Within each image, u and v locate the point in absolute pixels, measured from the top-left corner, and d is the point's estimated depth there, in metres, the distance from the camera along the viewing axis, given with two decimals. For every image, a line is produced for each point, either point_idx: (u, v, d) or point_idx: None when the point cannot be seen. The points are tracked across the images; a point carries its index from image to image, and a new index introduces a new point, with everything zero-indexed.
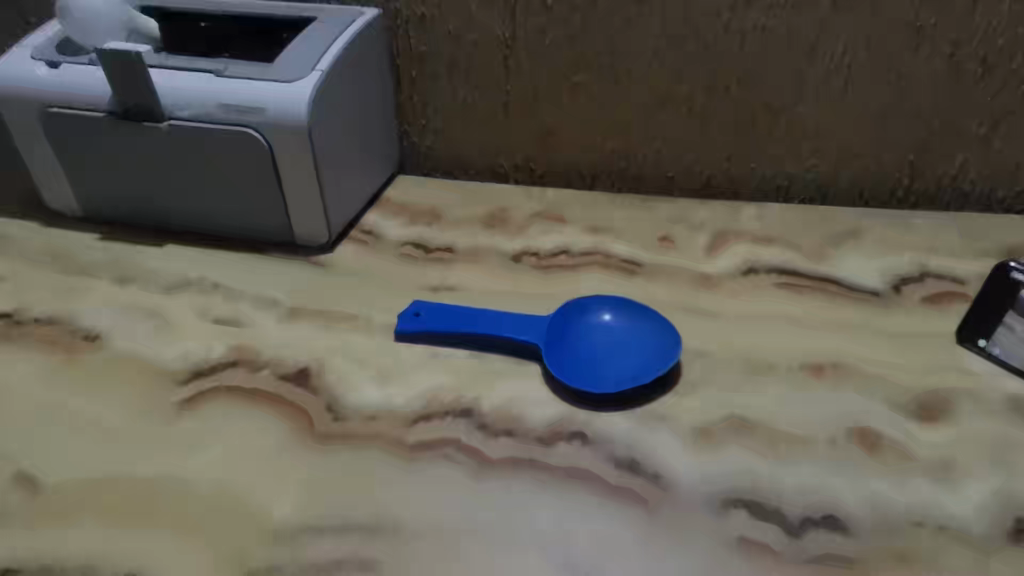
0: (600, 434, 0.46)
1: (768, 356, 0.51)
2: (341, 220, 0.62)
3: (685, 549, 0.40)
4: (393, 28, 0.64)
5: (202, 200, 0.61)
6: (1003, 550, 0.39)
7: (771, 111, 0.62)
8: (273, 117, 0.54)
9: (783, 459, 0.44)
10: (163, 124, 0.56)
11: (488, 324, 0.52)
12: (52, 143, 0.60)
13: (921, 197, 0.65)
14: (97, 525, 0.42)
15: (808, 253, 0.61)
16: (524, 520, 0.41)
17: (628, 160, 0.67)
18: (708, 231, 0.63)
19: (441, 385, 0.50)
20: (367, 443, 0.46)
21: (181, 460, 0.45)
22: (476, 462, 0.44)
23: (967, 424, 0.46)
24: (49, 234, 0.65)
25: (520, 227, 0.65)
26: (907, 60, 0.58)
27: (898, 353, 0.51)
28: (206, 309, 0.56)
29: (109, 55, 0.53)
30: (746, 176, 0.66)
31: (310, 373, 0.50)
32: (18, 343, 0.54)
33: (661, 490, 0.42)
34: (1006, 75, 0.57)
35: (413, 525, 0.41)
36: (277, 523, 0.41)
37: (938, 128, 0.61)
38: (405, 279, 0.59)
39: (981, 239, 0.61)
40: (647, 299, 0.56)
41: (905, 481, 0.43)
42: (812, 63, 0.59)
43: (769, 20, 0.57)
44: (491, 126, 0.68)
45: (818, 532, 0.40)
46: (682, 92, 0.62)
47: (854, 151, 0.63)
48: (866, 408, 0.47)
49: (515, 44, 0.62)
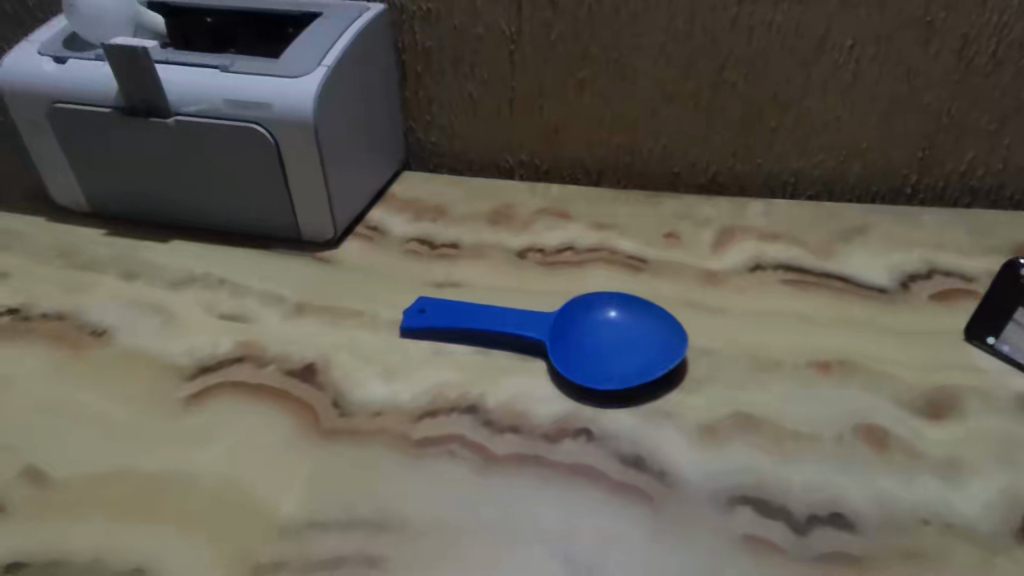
0: (606, 430, 0.46)
1: (774, 353, 0.51)
2: (346, 216, 0.62)
3: (690, 546, 0.39)
4: (399, 23, 0.63)
5: (207, 196, 0.61)
6: (1010, 548, 0.39)
7: (778, 106, 0.62)
8: (279, 113, 0.54)
9: (788, 457, 0.44)
10: (169, 120, 0.56)
11: (494, 321, 0.52)
12: (58, 138, 0.60)
13: (928, 193, 0.64)
14: (104, 519, 0.42)
15: (814, 250, 0.60)
16: (527, 518, 0.41)
17: (634, 156, 0.67)
18: (714, 227, 0.63)
19: (447, 381, 0.50)
20: (372, 439, 0.46)
21: (187, 454, 0.45)
22: (481, 458, 0.44)
23: (974, 421, 0.46)
24: (56, 230, 0.65)
25: (526, 223, 0.65)
26: (916, 56, 0.57)
27: (905, 350, 0.51)
28: (212, 304, 0.56)
29: (115, 49, 0.53)
30: (753, 172, 0.66)
31: (315, 369, 0.51)
32: (25, 338, 0.54)
33: (666, 487, 0.42)
34: (1015, 70, 0.57)
35: (418, 521, 0.41)
36: (283, 519, 0.41)
37: (947, 124, 0.60)
38: (410, 275, 0.59)
39: (989, 236, 0.61)
40: (653, 296, 0.56)
41: (911, 479, 0.42)
42: (820, 58, 0.59)
43: (777, 15, 0.57)
44: (497, 122, 0.68)
45: (824, 529, 0.40)
46: (688, 88, 0.62)
47: (861, 147, 0.63)
48: (872, 405, 0.47)
49: (520, 39, 0.62)
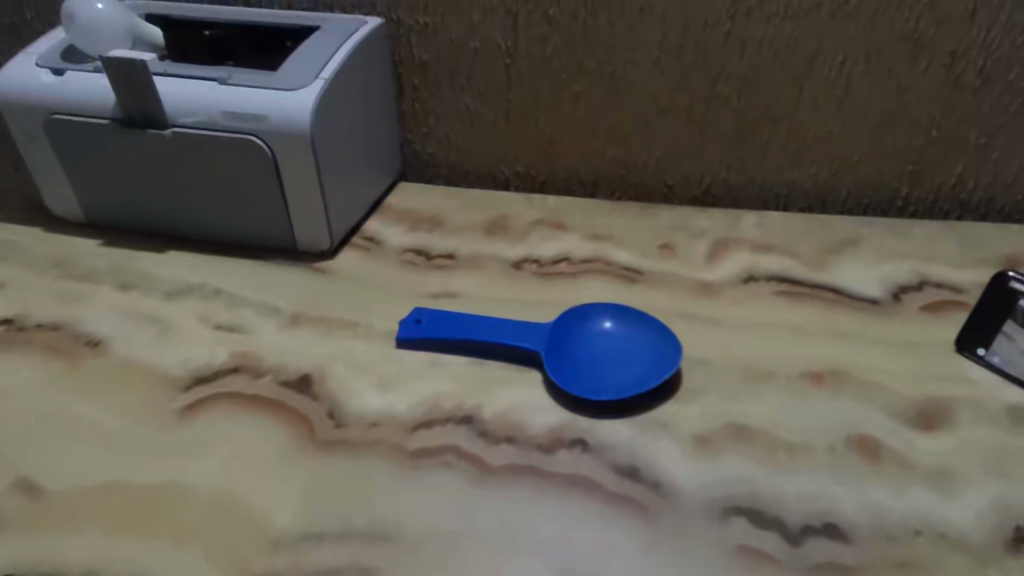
0: (601, 441, 0.46)
1: (767, 365, 0.51)
2: (343, 227, 0.62)
3: (685, 556, 0.40)
4: (396, 36, 0.64)
5: (204, 208, 0.61)
6: (1001, 558, 0.39)
7: (770, 120, 0.62)
8: (276, 125, 0.54)
9: (782, 467, 0.44)
10: (168, 131, 0.57)
11: (489, 332, 0.53)
12: (56, 149, 0.61)
13: (919, 206, 0.65)
14: (99, 532, 0.42)
15: (806, 261, 0.61)
16: (524, 527, 0.41)
17: (629, 168, 0.67)
18: (708, 239, 0.64)
19: (442, 391, 0.50)
20: (367, 451, 0.46)
21: (183, 466, 0.45)
22: (476, 469, 0.44)
23: (965, 432, 0.46)
24: (52, 240, 0.65)
25: (522, 234, 0.65)
26: (905, 71, 0.58)
27: (896, 360, 0.51)
28: (208, 315, 0.57)
29: (114, 62, 0.54)
30: (746, 184, 0.66)
31: (311, 379, 0.51)
32: (19, 349, 0.54)
33: (660, 498, 0.43)
34: (1003, 85, 0.58)
35: (414, 533, 0.41)
36: (277, 530, 0.41)
37: (937, 138, 0.61)
38: (406, 286, 0.60)
39: (979, 248, 0.61)
40: (647, 307, 0.57)
41: (903, 490, 0.43)
42: (811, 73, 0.59)
43: (769, 30, 0.58)
44: (492, 134, 0.68)
45: (819, 540, 0.40)
46: (682, 101, 0.63)
47: (853, 160, 0.63)
48: (864, 416, 0.47)
49: (516, 53, 0.63)
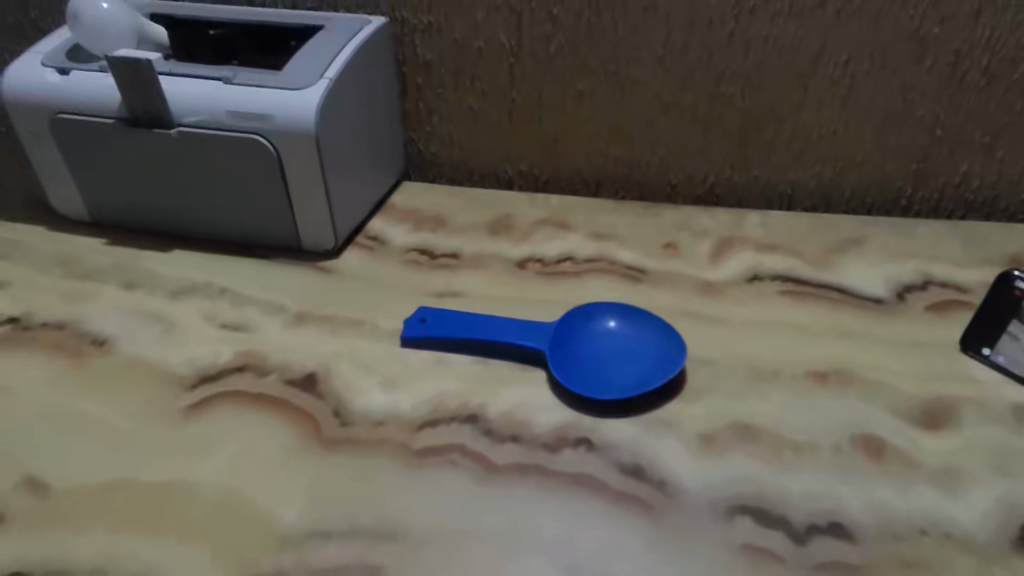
0: (606, 440, 0.46)
1: (771, 364, 0.51)
2: (347, 227, 0.62)
3: (689, 556, 0.40)
4: (400, 36, 0.64)
5: (209, 207, 0.61)
6: (1006, 557, 0.39)
7: (774, 119, 0.62)
8: (281, 124, 0.54)
9: (786, 466, 0.44)
10: (173, 130, 0.57)
11: (494, 331, 0.53)
12: (61, 148, 0.61)
13: (923, 205, 0.65)
14: (106, 530, 0.42)
15: (810, 260, 0.61)
16: (529, 527, 0.41)
17: (633, 167, 0.67)
18: (712, 238, 0.64)
19: (447, 390, 0.50)
20: (374, 449, 0.46)
21: (189, 465, 0.45)
22: (481, 467, 0.45)
23: (970, 432, 0.46)
24: (57, 239, 0.65)
25: (525, 233, 0.65)
26: (909, 71, 0.58)
27: (900, 359, 0.51)
28: (213, 314, 0.57)
29: (119, 62, 0.54)
30: (750, 183, 0.66)
31: (316, 378, 0.51)
32: (24, 348, 0.54)
33: (666, 498, 0.43)
34: (1008, 85, 0.58)
35: (421, 531, 0.41)
36: (283, 528, 0.42)
37: (941, 136, 0.61)
38: (410, 285, 0.60)
39: (984, 247, 0.61)
40: (651, 306, 0.57)
41: (908, 489, 0.43)
42: (816, 72, 0.59)
43: (773, 30, 0.58)
44: (496, 133, 0.68)
45: (824, 539, 0.40)
46: (686, 100, 0.63)
47: (857, 160, 0.63)
48: (868, 416, 0.47)
49: (520, 52, 0.63)
